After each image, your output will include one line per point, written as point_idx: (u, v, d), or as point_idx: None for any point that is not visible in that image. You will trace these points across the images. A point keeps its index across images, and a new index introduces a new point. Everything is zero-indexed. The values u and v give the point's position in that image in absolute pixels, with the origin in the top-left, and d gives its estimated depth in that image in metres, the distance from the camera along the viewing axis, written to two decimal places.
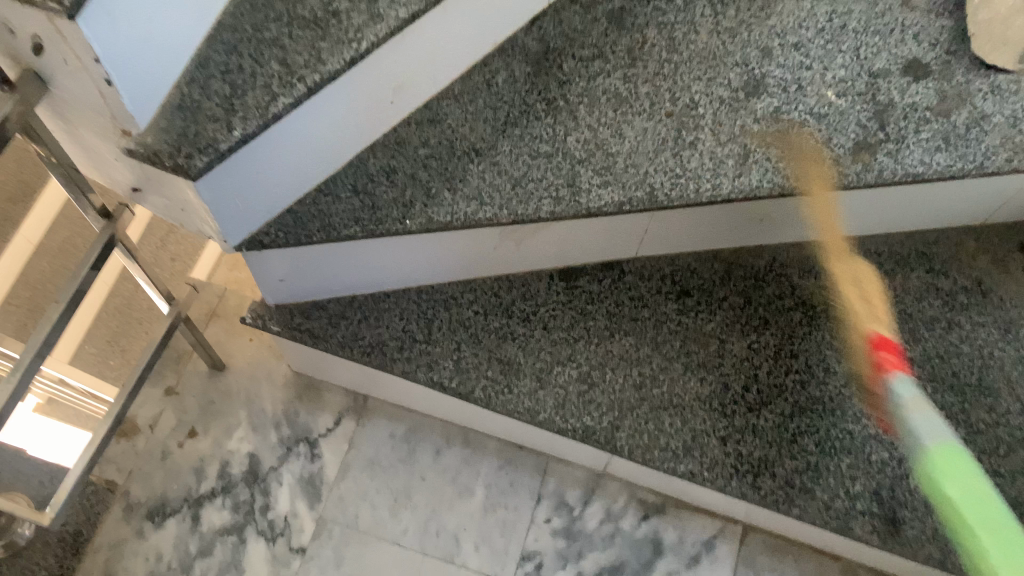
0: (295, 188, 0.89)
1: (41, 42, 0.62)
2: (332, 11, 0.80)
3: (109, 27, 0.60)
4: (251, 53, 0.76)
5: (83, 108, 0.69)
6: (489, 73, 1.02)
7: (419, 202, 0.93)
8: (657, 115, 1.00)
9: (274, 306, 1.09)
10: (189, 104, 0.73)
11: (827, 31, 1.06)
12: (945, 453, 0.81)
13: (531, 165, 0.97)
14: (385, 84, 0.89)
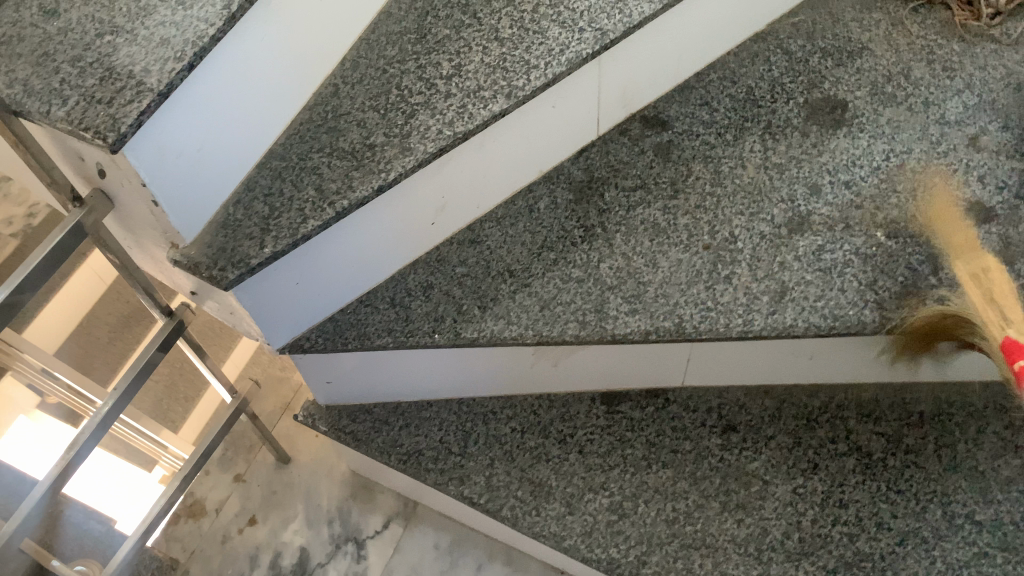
0: (334, 300, 1.01)
1: (105, 167, 0.74)
2: (369, 143, 0.89)
3: (155, 159, 0.73)
4: (294, 177, 0.87)
5: (142, 220, 0.81)
6: (532, 200, 1.11)
7: (450, 316, 1.00)
8: (694, 247, 1.02)
9: (325, 407, 1.16)
10: (234, 221, 0.84)
11: (883, 169, 1.06)
12: None
13: (562, 288, 1.01)
14: (428, 207, 1.01)
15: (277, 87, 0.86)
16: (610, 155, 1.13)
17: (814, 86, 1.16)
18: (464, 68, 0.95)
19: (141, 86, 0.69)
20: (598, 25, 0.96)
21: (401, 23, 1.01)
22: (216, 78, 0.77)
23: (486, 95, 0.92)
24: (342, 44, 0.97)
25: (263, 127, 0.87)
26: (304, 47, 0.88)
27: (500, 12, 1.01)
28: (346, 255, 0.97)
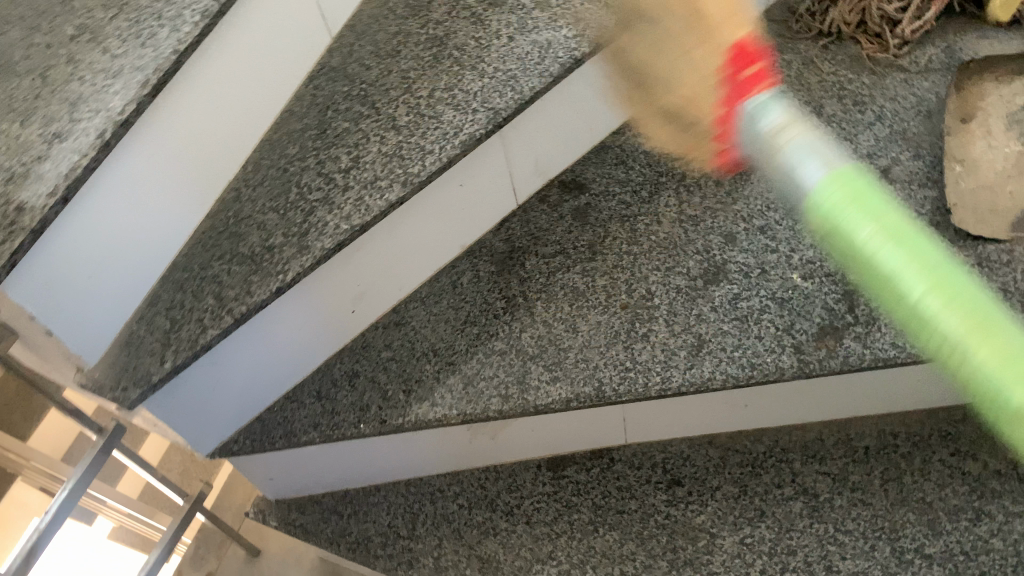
0: (265, 391, 1.06)
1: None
2: (268, 246, 0.96)
3: (47, 294, 0.79)
4: (194, 288, 0.96)
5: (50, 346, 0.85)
6: (456, 275, 1.15)
7: (375, 404, 1.04)
8: (612, 307, 1.03)
9: (274, 501, 1.20)
10: (135, 339, 0.94)
11: (797, 211, 1.05)
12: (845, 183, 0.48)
13: (484, 363, 1.03)
14: (346, 298, 1.04)
15: (174, 204, 0.93)
16: (531, 223, 1.17)
17: None
18: (361, 159, 1.00)
19: (14, 224, 0.74)
20: (491, 104, 1.00)
21: (304, 119, 1.07)
22: (109, 204, 0.83)
23: (382, 184, 0.97)
24: (243, 150, 1.02)
25: (164, 243, 0.94)
26: (199, 163, 0.94)
27: (397, 101, 1.05)
28: (267, 355, 1.01)
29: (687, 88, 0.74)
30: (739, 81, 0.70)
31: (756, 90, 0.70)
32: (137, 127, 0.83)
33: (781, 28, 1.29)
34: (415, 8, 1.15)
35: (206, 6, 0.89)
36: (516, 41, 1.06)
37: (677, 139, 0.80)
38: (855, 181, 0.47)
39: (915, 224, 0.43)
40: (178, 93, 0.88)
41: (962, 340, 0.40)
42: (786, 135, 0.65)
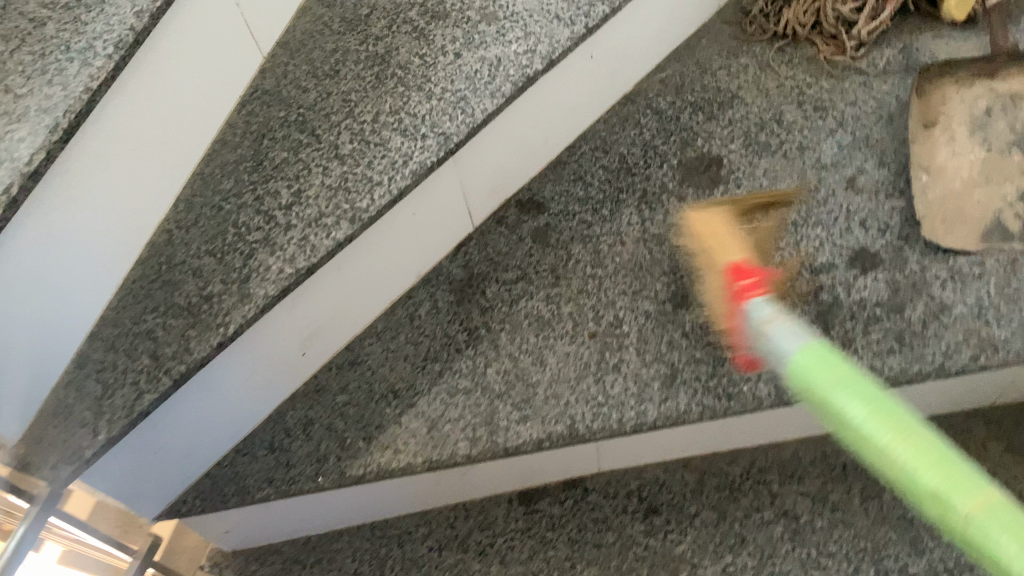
0: (214, 444, 0.98)
1: None
2: (206, 295, 0.88)
3: None
4: (127, 347, 0.87)
5: None
6: (412, 306, 1.07)
7: (333, 455, 0.96)
8: (580, 336, 0.99)
9: (232, 553, 1.11)
10: (60, 408, 0.86)
11: None
12: (816, 356, 0.55)
13: (449, 403, 0.97)
14: (296, 341, 0.97)
15: (95, 257, 0.85)
16: (489, 247, 1.10)
17: (687, 144, 1.12)
18: (304, 194, 0.92)
19: None
20: (440, 129, 0.94)
21: (238, 149, 0.98)
22: (10, 266, 0.75)
23: (329, 222, 0.89)
24: (172, 187, 0.94)
25: (85, 298, 0.86)
26: (122, 210, 0.86)
27: (339, 127, 0.97)
28: (215, 406, 0.94)
29: (722, 253, 0.90)
30: (731, 294, 0.86)
31: (748, 300, 0.87)
32: (42, 181, 0.75)
33: (735, 29, 1.23)
34: (352, 21, 1.07)
35: (121, 37, 0.80)
36: (463, 58, 0.99)
37: (707, 259, 0.97)
38: (821, 359, 0.55)
39: (856, 376, 0.51)
40: (88, 138, 0.79)
41: (876, 435, 0.47)
42: (770, 327, 0.87)
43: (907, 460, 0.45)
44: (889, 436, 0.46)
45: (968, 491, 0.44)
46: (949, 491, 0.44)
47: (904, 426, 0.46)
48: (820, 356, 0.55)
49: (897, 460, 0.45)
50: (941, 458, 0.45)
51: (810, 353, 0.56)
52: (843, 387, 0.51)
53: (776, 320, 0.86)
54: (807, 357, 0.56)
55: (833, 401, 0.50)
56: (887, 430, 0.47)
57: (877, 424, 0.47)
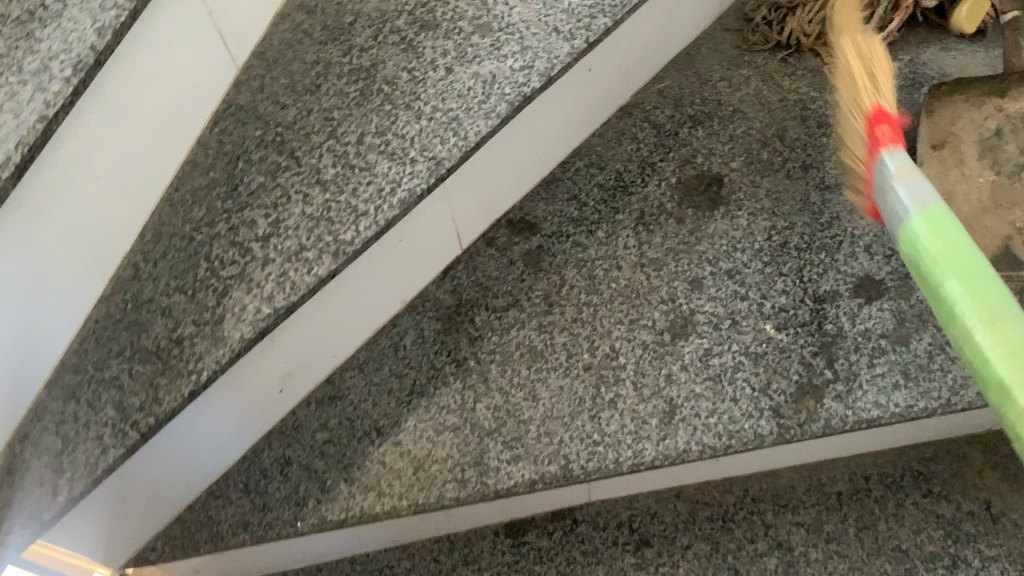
0: (183, 492, 0.92)
1: None
2: (176, 337, 0.82)
3: None
4: (90, 396, 0.82)
5: None
6: (397, 335, 1.01)
7: (313, 497, 0.91)
8: (573, 368, 0.93)
9: None
10: (19, 464, 0.80)
11: (766, 252, 0.97)
12: (932, 213, 0.60)
13: (436, 441, 0.91)
14: (273, 379, 0.90)
15: (51, 299, 0.78)
16: (478, 271, 1.05)
17: (686, 161, 1.07)
18: (282, 223, 0.86)
19: None
20: (431, 152, 0.87)
21: (210, 172, 0.92)
22: None
23: (310, 255, 0.83)
24: (139, 218, 0.87)
25: (42, 344, 0.80)
26: (82, 245, 0.80)
27: (320, 147, 0.90)
28: (187, 456, 0.89)
29: (859, 74, 0.74)
30: (871, 141, 0.70)
31: (889, 148, 0.69)
32: None
33: (736, 37, 1.18)
34: (335, 30, 0.99)
35: (80, 57, 0.73)
36: (456, 73, 0.92)
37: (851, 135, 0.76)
38: (936, 218, 0.60)
39: (968, 253, 0.56)
40: (39, 173, 0.72)
41: (958, 301, 0.53)
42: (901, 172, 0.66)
43: (968, 319, 0.52)
44: (971, 301, 0.53)
45: (1009, 335, 0.49)
46: (992, 344, 0.50)
47: (982, 302, 0.52)
48: (939, 222, 0.59)
49: (969, 324, 0.52)
50: (1004, 324, 0.50)
51: (925, 215, 0.60)
52: (943, 249, 0.57)
53: (915, 174, 0.65)
54: (929, 222, 0.60)
55: (930, 265, 0.57)
56: (970, 297, 0.53)
57: (964, 282, 0.54)
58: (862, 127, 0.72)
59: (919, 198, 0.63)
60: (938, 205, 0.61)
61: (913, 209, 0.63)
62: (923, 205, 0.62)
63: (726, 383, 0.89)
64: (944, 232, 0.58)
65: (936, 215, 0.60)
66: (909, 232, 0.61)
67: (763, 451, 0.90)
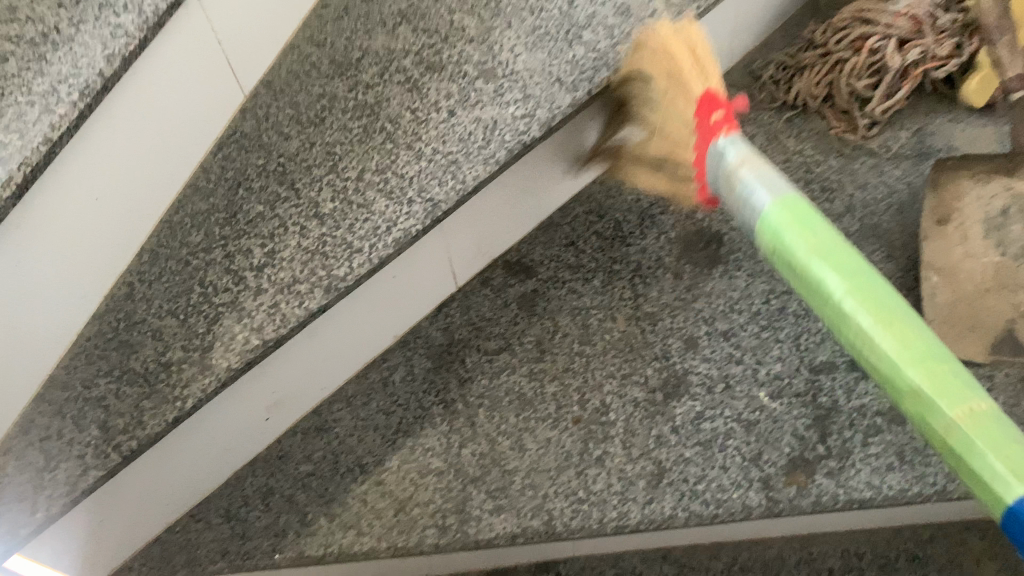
0: (163, 513, 0.91)
1: None
2: (164, 362, 0.80)
3: None
4: (75, 415, 0.80)
5: None
6: (386, 371, 0.99)
7: (292, 530, 0.90)
8: (563, 421, 0.93)
9: None
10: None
11: (762, 314, 0.97)
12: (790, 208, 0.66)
13: (418, 485, 0.91)
14: (259, 406, 0.89)
15: (38, 313, 0.79)
16: (472, 311, 1.03)
17: (686, 217, 1.06)
18: (278, 255, 0.85)
19: None
20: (428, 195, 0.88)
21: (210, 198, 0.91)
22: None
23: (302, 288, 0.83)
24: (137, 237, 0.87)
25: (23, 358, 0.79)
26: (69, 254, 0.80)
27: (320, 182, 0.90)
28: (170, 476, 0.87)
29: (666, 101, 0.85)
30: (706, 131, 0.80)
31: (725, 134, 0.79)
32: None
33: (739, 94, 1.18)
34: (343, 65, 1.00)
35: (88, 82, 0.75)
36: (458, 116, 0.93)
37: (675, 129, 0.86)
38: (794, 207, 0.66)
39: (843, 257, 0.60)
40: (42, 191, 0.74)
41: (886, 346, 0.55)
42: (742, 166, 0.75)
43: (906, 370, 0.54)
44: (883, 329, 0.56)
45: (964, 412, 0.52)
46: (933, 389, 0.53)
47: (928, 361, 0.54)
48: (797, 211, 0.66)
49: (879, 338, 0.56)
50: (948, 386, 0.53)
51: (787, 207, 0.67)
52: (854, 287, 0.58)
53: (752, 157, 0.74)
54: (787, 210, 0.66)
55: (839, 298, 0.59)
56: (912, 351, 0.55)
57: (872, 315, 0.57)
58: (693, 116, 0.82)
59: (768, 185, 0.71)
60: (792, 196, 0.67)
61: (766, 200, 0.69)
62: (778, 196, 0.68)
63: (711, 446, 0.89)
64: (831, 236, 0.62)
65: (800, 210, 0.65)
66: (770, 222, 0.67)
67: (761, 522, 0.87)
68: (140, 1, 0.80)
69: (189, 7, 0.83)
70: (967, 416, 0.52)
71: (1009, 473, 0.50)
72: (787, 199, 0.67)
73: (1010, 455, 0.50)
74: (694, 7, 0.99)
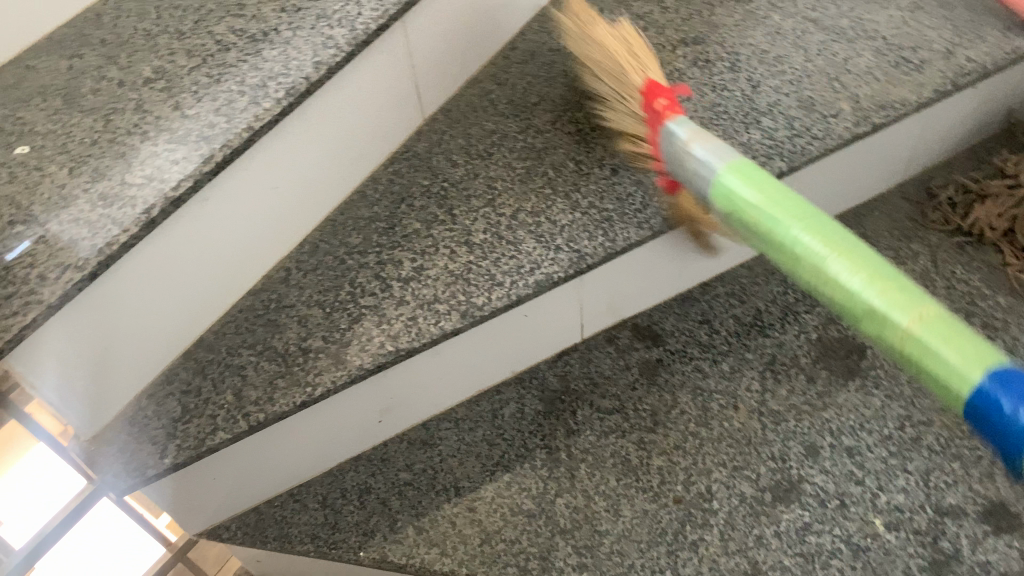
0: (268, 483, 0.94)
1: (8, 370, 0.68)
2: (304, 347, 0.86)
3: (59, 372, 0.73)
4: (215, 376, 0.85)
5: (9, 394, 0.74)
6: (498, 403, 1.01)
7: (381, 532, 0.92)
8: (663, 497, 0.91)
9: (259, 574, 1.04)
10: (136, 421, 0.83)
11: (894, 440, 0.93)
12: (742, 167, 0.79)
13: (509, 521, 0.92)
14: (374, 409, 0.93)
15: (210, 282, 0.85)
16: (591, 365, 1.03)
17: (830, 321, 1.04)
18: (425, 272, 0.90)
19: (31, 295, 0.67)
20: (576, 246, 0.89)
21: (374, 207, 0.97)
22: (138, 271, 0.75)
23: (441, 308, 0.86)
24: (303, 226, 0.94)
25: (190, 317, 0.85)
26: (252, 228, 0.86)
27: (477, 213, 0.94)
28: (281, 453, 0.90)
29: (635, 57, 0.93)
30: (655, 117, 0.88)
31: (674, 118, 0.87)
32: (183, 208, 0.76)
33: (913, 208, 1.13)
34: (519, 107, 1.04)
35: (294, 83, 0.82)
36: (621, 176, 0.95)
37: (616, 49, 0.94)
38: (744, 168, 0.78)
39: (802, 204, 0.73)
40: (248, 168, 0.81)
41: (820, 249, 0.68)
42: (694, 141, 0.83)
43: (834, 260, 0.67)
44: (837, 256, 0.68)
45: (922, 321, 0.61)
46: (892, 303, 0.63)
47: (857, 254, 0.67)
48: (745, 171, 0.78)
49: (847, 274, 0.66)
50: (902, 295, 0.63)
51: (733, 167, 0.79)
52: (771, 198, 0.75)
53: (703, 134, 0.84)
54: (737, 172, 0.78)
55: (789, 223, 0.72)
56: (875, 275, 0.65)
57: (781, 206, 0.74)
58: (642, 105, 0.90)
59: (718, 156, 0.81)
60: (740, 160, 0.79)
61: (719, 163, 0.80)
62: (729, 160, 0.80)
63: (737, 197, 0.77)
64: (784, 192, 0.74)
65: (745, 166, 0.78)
66: (723, 184, 0.79)
67: None
68: (352, 18, 0.87)
69: (394, 29, 0.90)
70: (919, 320, 0.61)
71: (963, 365, 0.59)
72: (736, 162, 0.79)
73: (966, 351, 0.60)
74: (882, 113, 0.97)
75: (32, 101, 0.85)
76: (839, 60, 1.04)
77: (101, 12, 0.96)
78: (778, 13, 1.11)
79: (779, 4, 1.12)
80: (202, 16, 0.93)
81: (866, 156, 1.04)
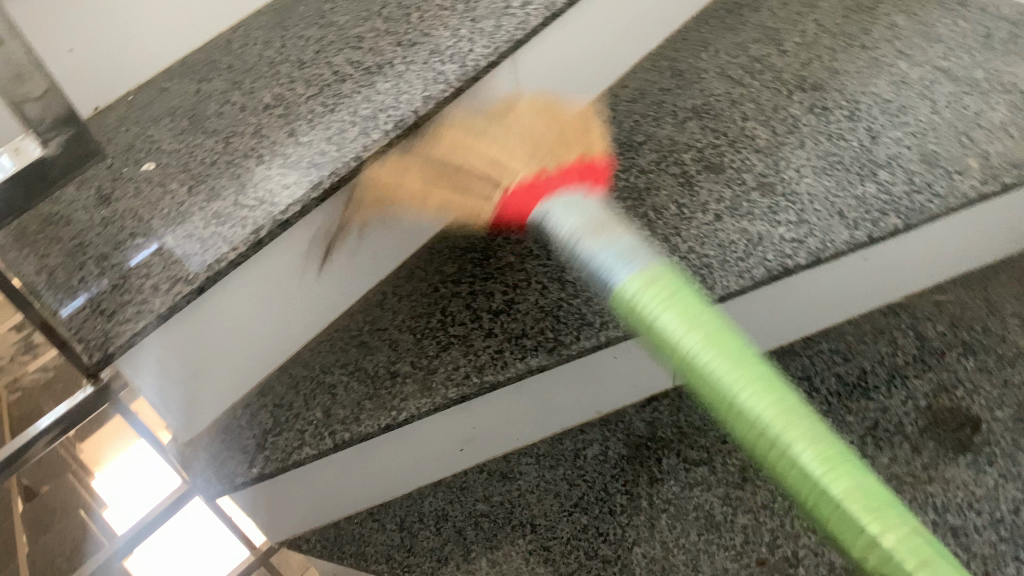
0: (349, 502, 0.96)
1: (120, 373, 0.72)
2: (393, 371, 0.88)
3: (162, 381, 0.76)
4: (307, 393, 0.88)
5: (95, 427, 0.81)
6: (582, 442, 1.00)
7: (455, 561, 0.93)
8: (747, 557, 0.88)
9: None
10: (231, 429, 0.86)
11: (1006, 523, 0.86)
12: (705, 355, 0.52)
13: (583, 565, 0.90)
14: (457, 437, 0.93)
15: (308, 303, 0.88)
16: (681, 413, 1.00)
17: (943, 388, 0.97)
18: (516, 306, 0.90)
19: (144, 304, 0.71)
20: None
21: (472, 238, 0.98)
22: (241, 288, 0.78)
23: (529, 343, 0.86)
24: (399, 255, 0.96)
25: (286, 337, 0.88)
26: (351, 254, 0.89)
27: None
28: (366, 472, 0.92)
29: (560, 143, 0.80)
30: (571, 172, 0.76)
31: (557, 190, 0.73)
32: (292, 231, 0.79)
33: None
34: (624, 146, 1.04)
35: (403, 116, 0.84)
36: (724, 222, 0.92)
37: (507, 137, 0.82)
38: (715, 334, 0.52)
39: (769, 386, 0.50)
40: (351, 198, 0.84)
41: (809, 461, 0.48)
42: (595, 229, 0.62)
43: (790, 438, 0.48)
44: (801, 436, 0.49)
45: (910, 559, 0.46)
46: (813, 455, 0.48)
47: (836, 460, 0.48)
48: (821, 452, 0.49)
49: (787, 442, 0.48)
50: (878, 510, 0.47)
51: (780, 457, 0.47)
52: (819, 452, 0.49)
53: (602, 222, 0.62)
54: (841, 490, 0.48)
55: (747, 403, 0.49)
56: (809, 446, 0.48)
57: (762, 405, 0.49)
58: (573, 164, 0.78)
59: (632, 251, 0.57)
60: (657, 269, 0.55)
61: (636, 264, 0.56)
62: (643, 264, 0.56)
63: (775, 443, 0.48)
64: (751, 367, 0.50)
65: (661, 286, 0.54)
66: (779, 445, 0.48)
67: None
68: (463, 55, 0.89)
69: (503, 67, 0.92)
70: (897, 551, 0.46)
71: None
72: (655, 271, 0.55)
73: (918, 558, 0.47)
74: (1013, 173, 0.90)
75: (161, 121, 0.91)
76: (970, 113, 0.98)
77: (231, 39, 1.02)
78: (905, 61, 1.06)
79: (906, 52, 1.07)
80: (323, 46, 0.98)
81: (996, 216, 0.97)
